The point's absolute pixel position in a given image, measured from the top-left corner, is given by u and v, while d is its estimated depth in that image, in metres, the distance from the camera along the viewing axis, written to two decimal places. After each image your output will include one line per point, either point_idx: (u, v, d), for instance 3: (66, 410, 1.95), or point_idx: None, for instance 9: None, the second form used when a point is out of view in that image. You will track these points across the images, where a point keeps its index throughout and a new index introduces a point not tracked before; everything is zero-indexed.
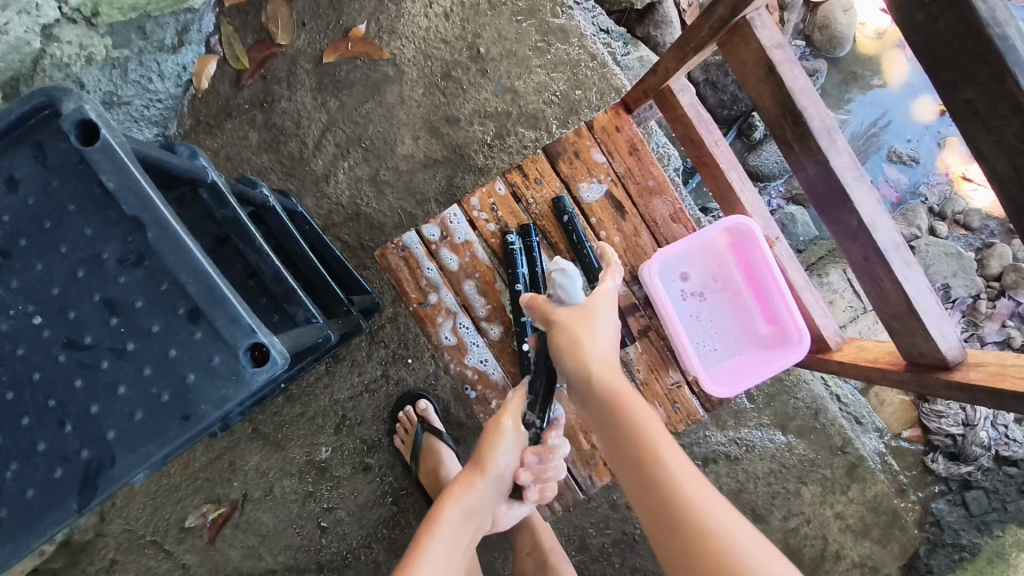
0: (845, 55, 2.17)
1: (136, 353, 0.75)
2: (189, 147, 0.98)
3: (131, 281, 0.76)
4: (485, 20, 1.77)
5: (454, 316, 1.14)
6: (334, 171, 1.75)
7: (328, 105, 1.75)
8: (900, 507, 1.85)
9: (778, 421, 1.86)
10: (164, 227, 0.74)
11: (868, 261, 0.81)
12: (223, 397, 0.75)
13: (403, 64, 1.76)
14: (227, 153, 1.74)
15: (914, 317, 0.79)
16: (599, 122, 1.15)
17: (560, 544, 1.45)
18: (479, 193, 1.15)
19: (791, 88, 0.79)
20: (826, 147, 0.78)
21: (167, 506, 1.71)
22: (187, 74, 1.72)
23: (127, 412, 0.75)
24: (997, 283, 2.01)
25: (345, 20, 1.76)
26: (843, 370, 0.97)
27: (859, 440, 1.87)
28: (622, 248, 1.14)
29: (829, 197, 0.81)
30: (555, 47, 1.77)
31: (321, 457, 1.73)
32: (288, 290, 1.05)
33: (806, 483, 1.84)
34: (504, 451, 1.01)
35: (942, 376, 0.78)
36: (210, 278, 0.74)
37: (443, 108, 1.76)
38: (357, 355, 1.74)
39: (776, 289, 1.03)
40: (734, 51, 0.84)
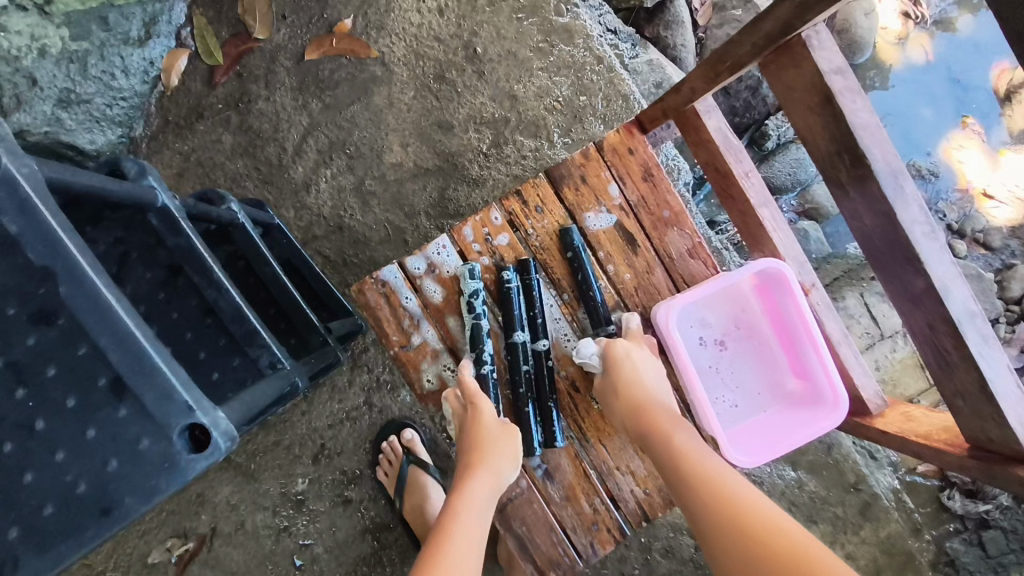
0: (863, 61, 2.04)
1: (48, 433, 0.62)
2: (136, 163, 0.86)
3: (42, 343, 0.62)
4: (483, 18, 1.62)
5: (440, 358, 1.00)
6: (316, 179, 1.60)
7: (309, 107, 1.60)
8: (914, 548, 1.75)
9: (789, 456, 1.74)
10: (81, 280, 0.60)
11: (932, 330, 0.68)
12: (152, 489, 0.61)
13: (392, 63, 1.61)
14: (199, 157, 1.60)
15: (988, 402, 0.66)
16: (609, 142, 1.01)
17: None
18: (471, 222, 1.01)
19: (852, 123, 0.65)
20: (891, 196, 0.65)
21: (130, 540, 1.58)
22: (154, 70, 1.57)
23: (34, 505, 0.61)
24: (1018, 307, 1.88)
25: (330, 14, 1.61)
26: (886, 441, 0.85)
27: (873, 477, 1.76)
28: (633, 287, 1.00)
29: (890, 253, 0.68)
30: (558, 49, 1.63)
31: (297, 490, 1.60)
32: (250, 331, 0.91)
33: (816, 522, 1.73)
34: (510, 452, 0.91)
35: (1019, 473, 0.65)
36: (137, 343, 0.61)
37: (435, 113, 1.61)
38: (337, 380, 1.61)
39: (811, 344, 0.89)
40: (781, 73, 0.71)
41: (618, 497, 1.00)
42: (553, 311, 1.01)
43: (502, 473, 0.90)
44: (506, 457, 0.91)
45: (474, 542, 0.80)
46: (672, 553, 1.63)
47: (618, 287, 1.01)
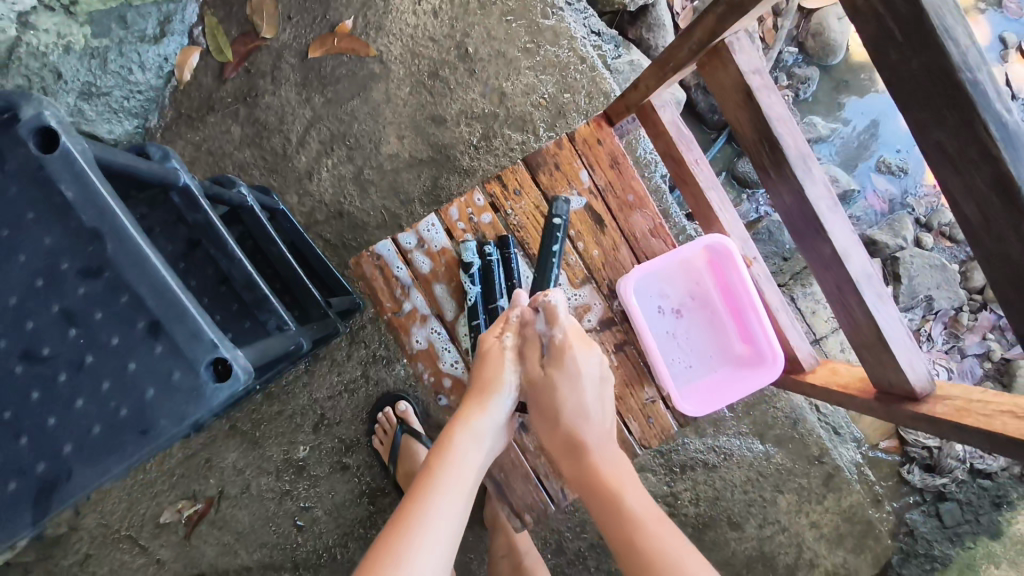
0: (837, 63, 2.16)
1: (95, 366, 0.74)
2: (161, 149, 0.97)
3: (90, 292, 0.74)
4: (475, 20, 1.75)
5: (428, 323, 1.11)
6: (318, 168, 1.73)
7: (313, 101, 1.73)
8: (875, 517, 1.87)
9: (757, 430, 1.87)
10: (124, 238, 0.72)
11: (840, 290, 0.81)
12: (182, 412, 0.73)
13: (390, 61, 1.73)
14: (209, 147, 1.72)
15: (885, 349, 0.79)
16: (580, 134, 1.13)
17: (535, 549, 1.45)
18: (457, 203, 1.13)
19: (768, 115, 0.78)
20: (801, 176, 0.77)
21: (143, 501, 1.70)
22: (169, 65, 1.69)
23: (84, 426, 0.73)
24: (980, 296, 2.02)
25: (332, 15, 1.73)
26: (815, 393, 0.97)
27: (836, 450, 1.88)
28: (601, 262, 1.13)
29: (804, 225, 0.81)
30: (544, 49, 1.76)
31: (299, 456, 1.72)
32: (260, 297, 1.04)
33: (782, 492, 1.85)
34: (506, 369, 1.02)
35: (909, 408, 0.78)
36: (170, 292, 0.73)
37: (430, 108, 1.73)
38: (337, 355, 1.73)
39: (752, 309, 1.02)
40: (714, 74, 0.83)
41: None
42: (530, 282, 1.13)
43: (494, 398, 1.00)
44: (503, 382, 1.01)
45: (460, 483, 0.92)
46: None
47: (587, 262, 1.13)
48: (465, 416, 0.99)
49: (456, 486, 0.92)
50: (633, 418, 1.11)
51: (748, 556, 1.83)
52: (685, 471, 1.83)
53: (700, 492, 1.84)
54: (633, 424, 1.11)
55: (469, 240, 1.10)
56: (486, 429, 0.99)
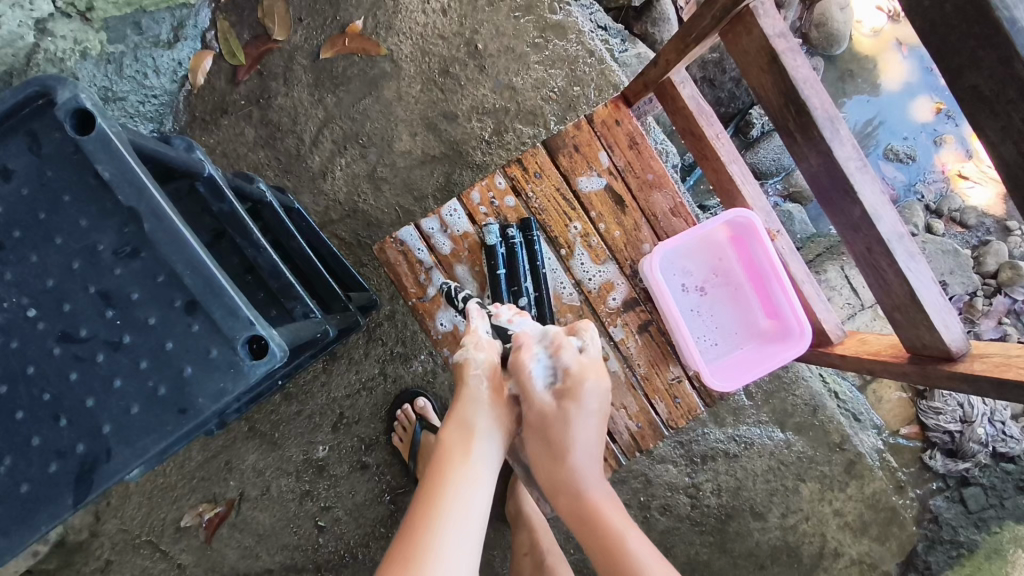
0: (842, 53, 2.17)
1: (133, 345, 0.74)
2: (185, 140, 0.99)
3: (127, 272, 0.74)
4: (483, 16, 1.76)
5: (452, 306, 1.12)
6: (331, 167, 1.74)
7: (325, 101, 1.74)
8: (899, 504, 1.86)
9: (777, 419, 1.85)
10: (161, 218, 0.72)
11: (871, 252, 0.82)
12: (220, 390, 0.73)
13: (400, 60, 1.75)
14: (223, 150, 1.73)
15: (918, 309, 0.79)
16: (598, 115, 1.13)
17: (558, 544, 1.41)
18: (478, 187, 1.13)
19: (794, 78, 0.79)
20: (829, 138, 0.78)
21: (163, 505, 1.69)
22: (182, 70, 1.70)
23: (123, 406, 0.73)
24: (993, 280, 2.01)
25: (342, 16, 1.75)
26: (845, 363, 0.97)
27: (857, 437, 1.87)
28: (622, 242, 1.13)
29: (832, 188, 0.81)
30: (553, 43, 1.77)
31: (319, 456, 1.72)
32: (285, 284, 1.04)
33: (805, 480, 1.84)
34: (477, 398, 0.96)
35: (945, 367, 0.78)
36: (207, 269, 0.73)
37: (441, 104, 1.75)
38: (354, 353, 1.73)
39: (778, 282, 1.02)
40: (737, 41, 0.84)
41: (613, 430, 1.12)
42: (553, 264, 1.14)
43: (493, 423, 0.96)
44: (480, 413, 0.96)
45: (473, 514, 0.84)
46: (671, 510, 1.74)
47: (609, 242, 1.13)
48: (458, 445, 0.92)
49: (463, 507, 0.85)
50: (660, 399, 1.13)
51: (773, 546, 1.81)
52: (706, 462, 1.81)
53: (722, 483, 1.82)
54: (659, 405, 1.12)
55: (491, 222, 1.11)
56: (484, 453, 0.92)
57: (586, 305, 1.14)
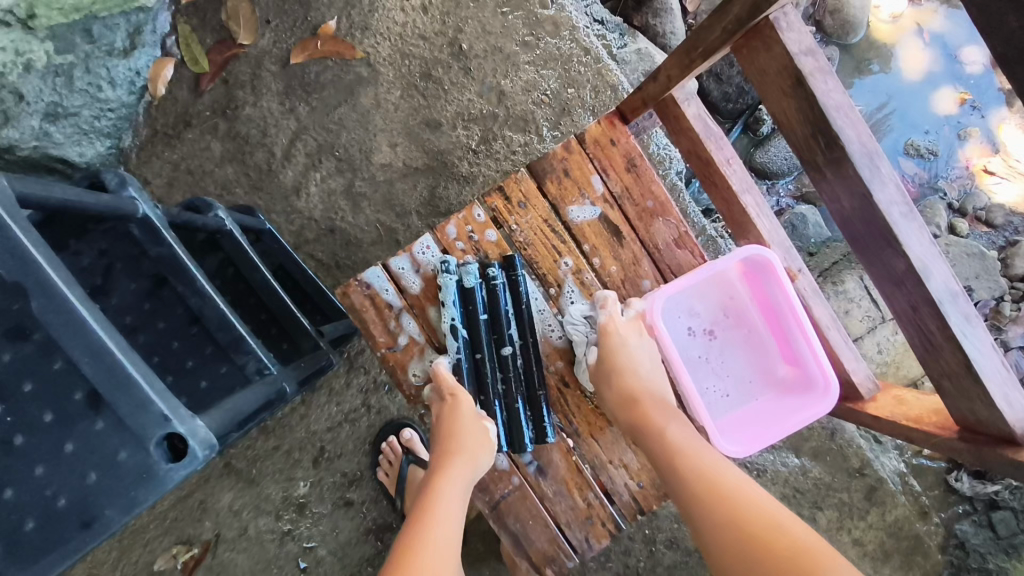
0: (858, 41, 2.00)
1: (27, 448, 0.62)
2: (117, 174, 0.86)
3: (18, 357, 0.63)
4: (468, 14, 1.61)
5: (427, 355, 0.99)
6: (306, 183, 1.60)
7: (297, 110, 1.60)
8: (923, 531, 1.73)
9: (792, 444, 1.73)
10: (51, 294, 0.60)
11: (917, 312, 0.69)
12: (131, 499, 0.61)
13: (378, 63, 1.61)
14: (188, 166, 1.60)
15: (974, 381, 0.66)
16: (590, 134, 0.99)
17: None
18: (454, 219, 0.99)
19: (824, 105, 0.66)
20: (868, 177, 0.66)
21: (134, 549, 1.58)
22: (141, 80, 1.56)
23: (16, 520, 0.61)
24: (1023, 284, 1.84)
25: (314, 16, 1.61)
26: (878, 426, 0.84)
27: (878, 461, 1.74)
28: (619, 278, 1.00)
29: (872, 239, 0.70)
30: (544, 42, 1.62)
31: (299, 494, 1.60)
32: (236, 337, 0.92)
33: (822, 508, 1.71)
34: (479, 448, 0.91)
35: (1007, 453, 0.65)
36: (112, 356, 0.60)
37: (423, 111, 1.61)
38: (335, 383, 1.61)
39: (799, 329, 0.89)
40: (754, 57, 0.72)
41: (611, 490, 0.99)
42: (540, 304, 1.00)
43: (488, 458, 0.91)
44: (473, 462, 0.90)
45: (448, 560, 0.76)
46: (677, 544, 1.62)
47: (605, 280, 1.00)
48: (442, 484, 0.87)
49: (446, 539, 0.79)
50: None
51: None
52: None
53: None
54: None
55: (469, 261, 0.97)
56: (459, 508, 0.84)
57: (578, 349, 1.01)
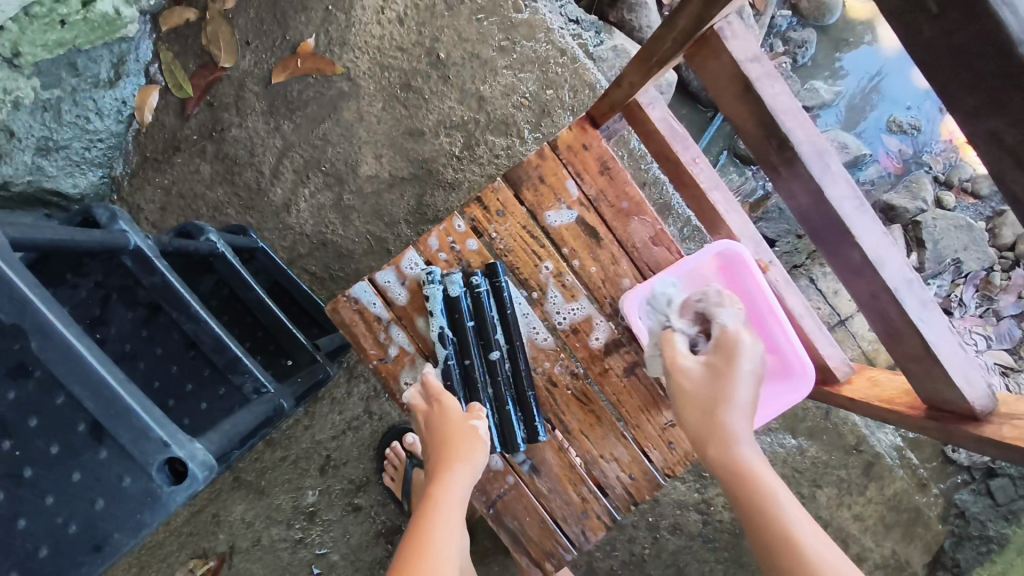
0: (834, 22, 2.01)
1: (36, 480, 0.66)
2: (106, 208, 0.88)
3: (21, 395, 0.66)
4: (443, 23, 1.64)
5: (418, 364, 1.02)
6: (295, 199, 1.63)
7: (282, 128, 1.63)
8: (922, 503, 1.76)
9: (789, 425, 1.75)
10: (49, 334, 0.63)
11: (877, 299, 0.73)
12: (138, 523, 0.64)
13: (358, 77, 1.63)
14: (179, 190, 1.64)
15: (933, 361, 0.70)
16: (562, 140, 1.02)
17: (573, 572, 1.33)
18: (436, 232, 1.02)
19: (772, 108, 0.70)
20: (818, 175, 0.70)
21: (153, 565, 1.63)
22: (128, 108, 1.60)
23: (31, 548, 0.65)
24: (1011, 253, 1.86)
25: (292, 35, 1.64)
26: (854, 407, 0.87)
27: (875, 437, 1.78)
28: (600, 279, 1.03)
29: (828, 230, 0.73)
30: (520, 45, 1.64)
31: (308, 502, 1.64)
32: (232, 358, 0.95)
33: (821, 486, 1.74)
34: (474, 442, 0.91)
35: (970, 428, 0.68)
36: (110, 390, 0.64)
37: (406, 122, 1.64)
38: (337, 393, 1.65)
39: (774, 320, 0.93)
40: (705, 64, 0.75)
41: (604, 484, 1.02)
42: (524, 308, 1.03)
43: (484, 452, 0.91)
44: (468, 456, 0.90)
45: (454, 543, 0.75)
46: (681, 529, 1.66)
47: (586, 281, 1.03)
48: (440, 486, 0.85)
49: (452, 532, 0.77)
50: (653, 447, 1.02)
51: None
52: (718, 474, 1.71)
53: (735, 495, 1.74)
54: (653, 453, 1.02)
55: (453, 272, 1.00)
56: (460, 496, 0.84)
57: (564, 349, 1.04)
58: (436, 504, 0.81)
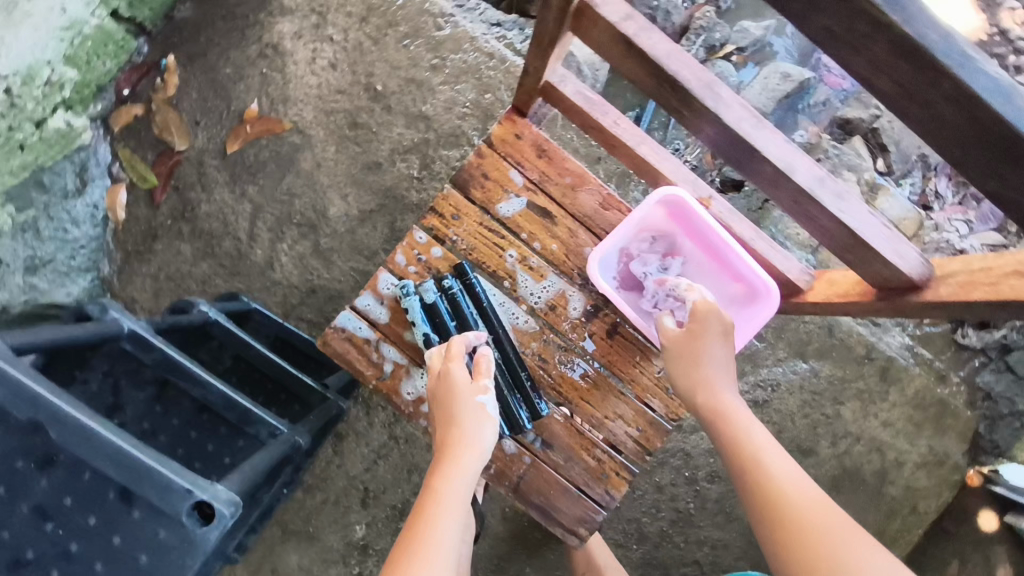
0: None
1: (81, 553, 0.71)
2: (97, 304, 0.96)
3: (52, 482, 0.72)
4: (373, 57, 1.72)
5: (414, 374, 1.08)
6: (276, 255, 1.70)
7: (248, 193, 1.70)
8: (946, 395, 1.79)
9: (797, 351, 1.80)
10: (62, 419, 0.69)
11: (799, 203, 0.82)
12: (181, 567, 0.70)
13: (306, 128, 1.71)
14: (167, 273, 1.70)
15: (864, 245, 0.78)
16: (496, 136, 1.08)
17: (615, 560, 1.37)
18: (401, 248, 1.08)
19: (656, 56, 0.76)
20: (713, 105, 0.77)
21: None
22: (100, 211, 1.69)
23: None
24: None
25: (236, 104, 1.72)
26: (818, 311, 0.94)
27: (884, 342, 1.80)
28: (563, 254, 1.08)
29: (737, 153, 0.82)
30: (449, 59, 1.72)
31: (358, 536, 1.69)
32: (243, 411, 1.01)
33: (844, 402, 1.78)
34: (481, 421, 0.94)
35: (914, 296, 0.76)
36: (128, 456, 0.69)
37: (361, 157, 1.71)
38: (359, 427, 1.70)
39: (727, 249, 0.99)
40: (588, 33, 0.80)
41: (615, 443, 1.07)
42: (500, 298, 1.08)
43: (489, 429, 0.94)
44: (472, 439, 0.93)
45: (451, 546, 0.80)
46: (717, 475, 1.69)
47: (550, 259, 1.08)
48: (447, 468, 0.89)
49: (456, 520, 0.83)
50: (651, 398, 1.08)
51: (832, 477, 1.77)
52: None
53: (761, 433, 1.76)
54: (654, 402, 1.07)
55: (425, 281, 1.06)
56: (462, 484, 0.88)
57: (547, 327, 1.09)
58: (435, 496, 0.86)
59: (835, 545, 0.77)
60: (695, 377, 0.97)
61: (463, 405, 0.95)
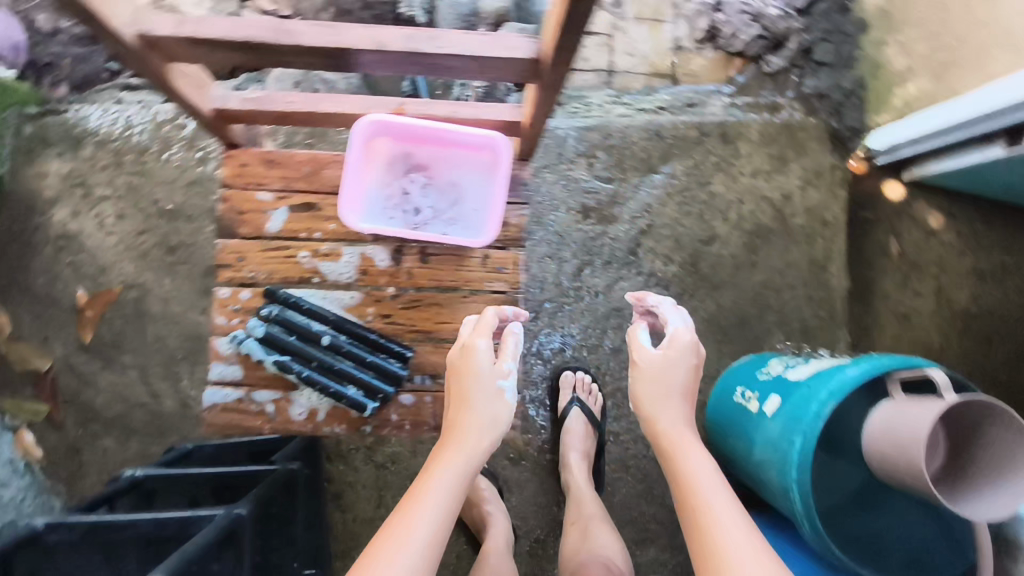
0: None
1: None
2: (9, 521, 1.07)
3: None
4: (148, 187, 1.81)
5: None
6: (185, 393, 1.77)
7: (127, 363, 1.77)
8: (782, 120, 2.00)
9: (645, 170, 1.95)
10: None
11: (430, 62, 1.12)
12: None
13: (137, 279, 1.79)
14: (108, 470, 1.74)
15: (489, 55, 1.09)
16: None
17: (599, 510, 1.60)
18: None
19: (242, 37, 1.05)
20: (308, 39, 1.05)
21: None
22: (19, 462, 1.73)
23: None
24: None
25: (67, 301, 1.78)
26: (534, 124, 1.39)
27: (707, 113, 2.00)
28: None
29: (366, 62, 1.13)
30: (208, 145, 1.81)
31: None
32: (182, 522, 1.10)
33: (710, 181, 1.96)
34: (480, 401, 1.22)
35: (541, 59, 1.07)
36: None
37: (196, 270, 1.79)
38: (349, 476, 1.79)
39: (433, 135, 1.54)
40: None
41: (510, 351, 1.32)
42: None
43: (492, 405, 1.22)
44: (474, 416, 1.20)
45: (440, 500, 1.05)
46: None
47: None
48: (454, 447, 1.16)
49: (446, 489, 1.08)
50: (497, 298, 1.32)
51: (741, 241, 1.96)
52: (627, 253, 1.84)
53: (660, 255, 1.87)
54: None
55: None
56: (464, 456, 1.14)
57: None
58: (441, 469, 1.11)
59: (709, 533, 1.01)
60: (653, 405, 1.25)
61: (478, 384, 1.24)
